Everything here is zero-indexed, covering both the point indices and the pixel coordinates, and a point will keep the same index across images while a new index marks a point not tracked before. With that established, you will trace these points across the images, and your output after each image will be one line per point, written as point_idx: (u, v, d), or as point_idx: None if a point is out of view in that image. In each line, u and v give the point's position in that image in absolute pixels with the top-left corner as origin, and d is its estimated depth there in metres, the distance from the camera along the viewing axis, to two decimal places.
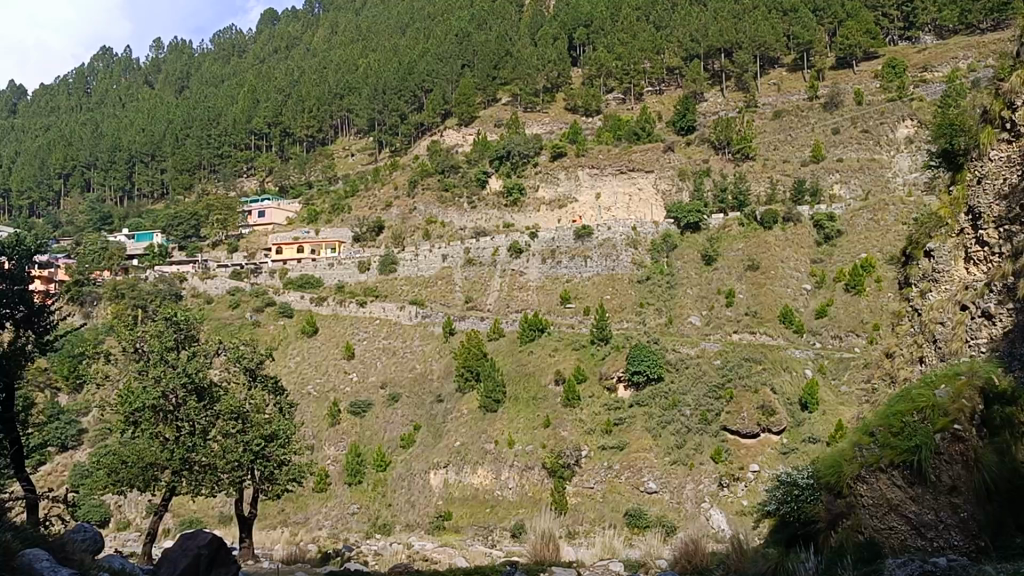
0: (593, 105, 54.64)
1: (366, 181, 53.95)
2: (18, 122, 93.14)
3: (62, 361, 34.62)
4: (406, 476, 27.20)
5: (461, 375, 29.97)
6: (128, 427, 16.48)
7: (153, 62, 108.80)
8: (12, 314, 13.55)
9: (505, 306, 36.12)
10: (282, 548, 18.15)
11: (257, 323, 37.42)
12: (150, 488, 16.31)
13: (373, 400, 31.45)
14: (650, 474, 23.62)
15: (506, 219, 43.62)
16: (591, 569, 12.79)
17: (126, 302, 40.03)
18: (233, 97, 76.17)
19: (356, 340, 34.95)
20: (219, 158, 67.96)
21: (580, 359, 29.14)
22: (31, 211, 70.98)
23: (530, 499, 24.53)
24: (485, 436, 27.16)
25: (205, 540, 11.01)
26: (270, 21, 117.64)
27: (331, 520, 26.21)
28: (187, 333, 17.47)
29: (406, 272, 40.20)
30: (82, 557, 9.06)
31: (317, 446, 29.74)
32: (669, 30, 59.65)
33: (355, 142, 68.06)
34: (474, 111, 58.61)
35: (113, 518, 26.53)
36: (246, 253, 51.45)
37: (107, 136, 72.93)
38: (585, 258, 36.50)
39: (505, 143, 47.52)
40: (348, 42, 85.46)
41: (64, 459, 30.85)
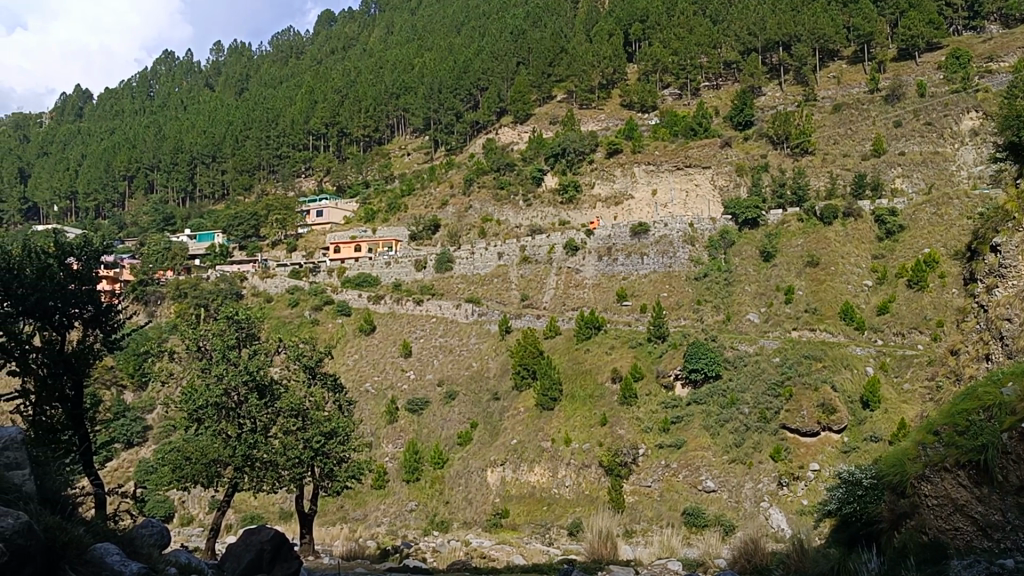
0: (649, 101, 54.28)
1: (422, 180, 54.27)
2: (85, 126, 95.35)
3: (127, 360, 35.41)
4: (463, 474, 27.30)
5: (517, 372, 29.98)
6: (192, 425, 16.76)
7: (213, 66, 110.55)
8: (81, 314, 13.91)
9: (561, 303, 36.10)
10: (342, 545, 18.37)
11: (316, 322, 37.93)
12: (212, 485, 16.57)
13: (430, 398, 31.65)
14: (708, 473, 23.44)
15: (562, 217, 43.59)
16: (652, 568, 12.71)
17: (189, 302, 40.78)
18: (291, 98, 77.07)
19: (413, 338, 35.17)
20: (278, 158, 68.83)
21: (636, 357, 28.97)
22: (97, 212, 72.60)
23: (587, 497, 24.48)
24: (541, 434, 27.16)
25: (268, 535, 11.19)
26: (327, 21, 118.87)
27: (389, 517, 26.45)
28: (249, 332, 17.70)
29: (462, 270, 40.37)
30: (150, 552, 9.25)
31: (376, 444, 30.04)
32: (726, 24, 59.08)
33: (412, 141, 68.50)
34: (529, 108, 58.61)
35: (178, 513, 27.09)
36: (304, 252, 52.13)
37: (170, 138, 74.29)
38: (642, 255, 36.31)
39: (561, 141, 47.50)
40: (404, 42, 86.06)
41: (129, 456, 31.55)
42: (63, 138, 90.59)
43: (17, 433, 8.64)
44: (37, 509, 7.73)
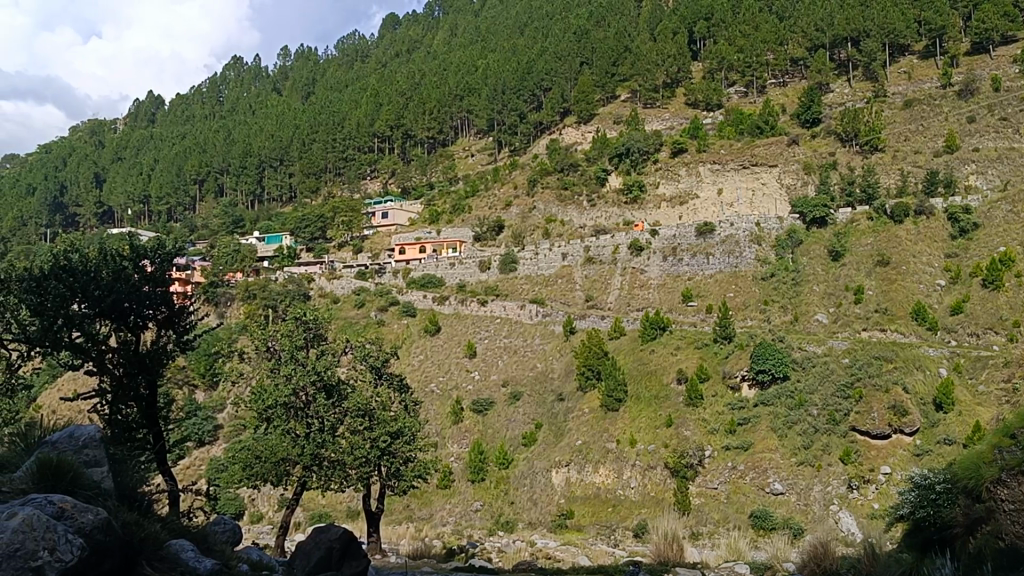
0: (714, 100, 53.79)
1: (486, 182, 54.50)
2: (157, 131, 97.55)
3: (199, 360, 36.14)
4: (528, 474, 27.32)
5: (582, 373, 29.88)
6: (261, 424, 17.01)
7: (281, 71, 112.26)
8: (155, 315, 14.22)
9: (626, 304, 35.94)
10: (408, 544, 18.52)
11: (381, 323, 38.29)
12: (281, 484, 16.77)
13: (495, 398, 31.72)
14: (776, 475, 23.15)
15: (626, 217, 43.41)
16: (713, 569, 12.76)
17: (258, 302, 41.43)
18: (356, 101, 77.91)
19: (478, 339, 35.27)
20: (344, 160, 69.63)
21: (702, 357, 28.70)
22: (169, 215, 74.13)
23: (652, 499, 24.32)
24: (607, 435, 27.06)
25: (336, 533, 11.33)
26: (392, 25, 120.01)
27: (455, 516, 26.60)
28: (317, 333, 17.92)
29: (527, 271, 40.45)
30: (224, 548, 9.43)
31: (442, 443, 30.21)
32: (793, 20, 58.31)
33: (476, 142, 68.83)
34: (593, 108, 58.50)
35: (248, 511, 27.53)
36: (370, 254, 52.68)
37: (239, 141, 75.57)
38: (708, 255, 35.97)
39: (625, 141, 47.32)
40: (468, 44, 86.50)
41: (201, 454, 32.18)
42: (137, 143, 92.78)
43: (95, 432, 8.86)
44: (116, 505, 7.92)
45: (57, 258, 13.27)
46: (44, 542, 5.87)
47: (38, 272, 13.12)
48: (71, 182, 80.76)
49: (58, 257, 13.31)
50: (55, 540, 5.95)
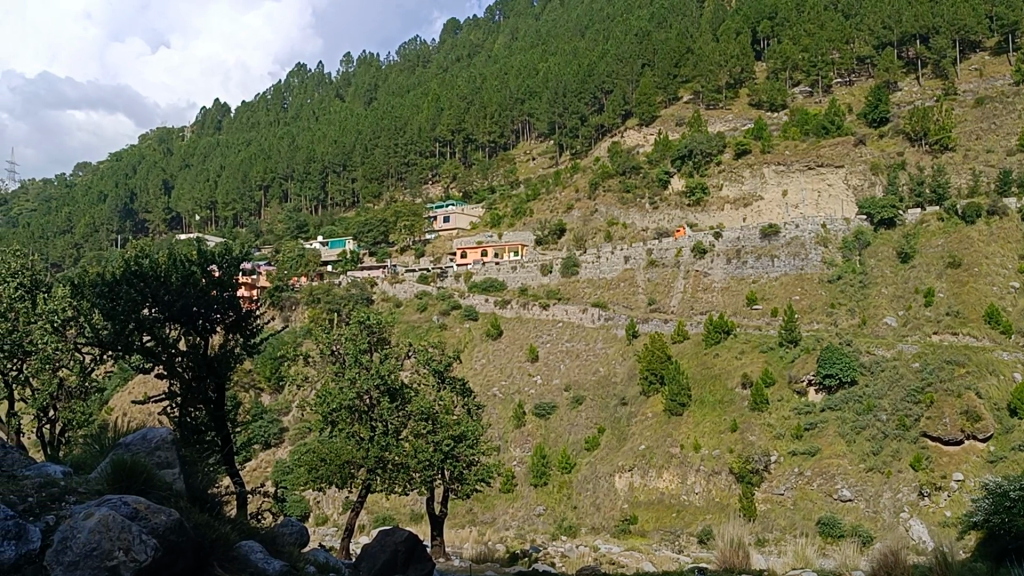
0: (778, 100, 53.10)
1: (547, 185, 54.51)
2: (223, 138, 99.30)
3: (264, 363, 36.66)
4: (591, 479, 27.22)
5: (645, 377, 29.63)
6: (326, 427, 17.14)
7: (343, 77, 113.49)
8: (223, 319, 14.34)
9: (689, 307, 35.66)
10: (471, 547, 18.54)
11: (444, 326, 38.50)
12: (346, 486, 16.83)
13: (558, 402, 31.62)
14: (844, 481, 22.75)
15: (689, 219, 43.19)
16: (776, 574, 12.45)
17: (323, 306, 41.89)
18: (418, 106, 78.51)
19: (540, 343, 35.22)
20: (406, 165, 70.16)
21: (767, 361, 28.32)
22: (235, 221, 75.31)
23: (717, 504, 24.06)
24: (670, 440, 26.81)
25: (401, 537, 11.46)
26: (453, 29, 120.73)
27: (518, 520, 26.62)
28: (380, 336, 18.02)
29: (588, 274, 40.40)
30: (291, 550, 9.51)
31: (504, 447, 30.26)
32: (859, 18, 57.41)
33: (537, 146, 68.96)
34: (655, 110, 58.17)
35: (313, 513, 27.83)
36: (432, 258, 52.99)
37: (302, 148, 76.55)
38: (773, 257, 35.49)
39: (687, 143, 47.01)
40: (529, 47, 86.65)
41: (267, 456, 32.63)
42: (204, 149, 94.55)
43: (167, 434, 8.97)
44: (188, 506, 8.01)
45: (129, 264, 13.55)
46: (119, 543, 5.94)
47: (111, 278, 13.41)
48: (140, 189, 82.56)
49: (130, 262, 13.58)
50: (130, 540, 6.01)
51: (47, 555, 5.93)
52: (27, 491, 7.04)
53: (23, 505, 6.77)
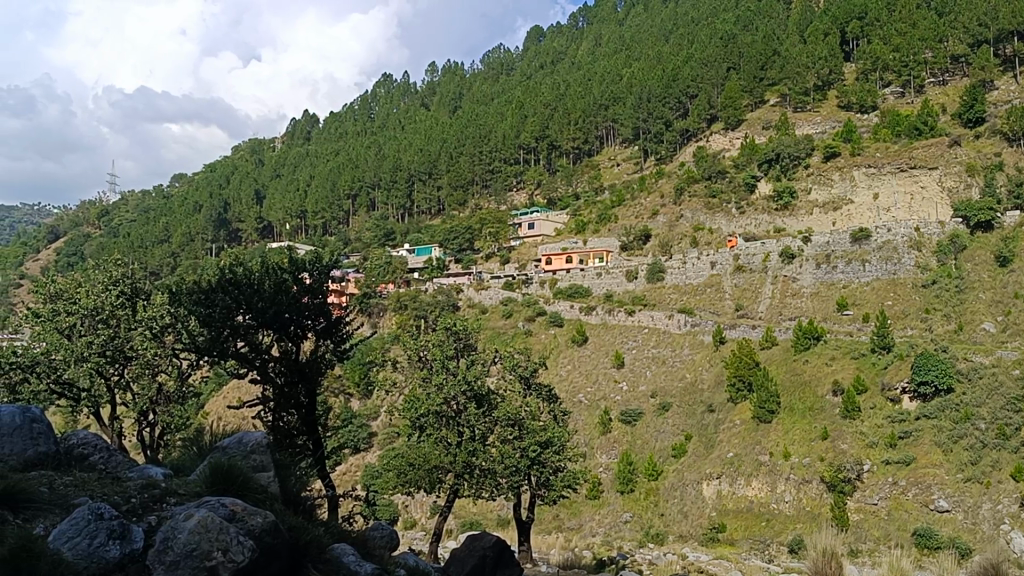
0: (869, 101, 52.01)
1: (633, 191, 54.39)
2: (312, 148, 101.41)
3: (353, 370, 37.30)
4: (678, 486, 26.97)
5: (733, 384, 29.24)
6: (414, 432, 17.37)
7: (428, 86, 114.88)
8: (314, 325, 14.60)
9: (777, 314, 35.12)
10: (559, 553, 18.57)
11: (529, 333, 38.76)
12: (434, 491, 16.96)
13: (644, 409, 31.44)
14: (941, 491, 22.12)
15: (777, 224, 42.72)
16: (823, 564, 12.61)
17: (410, 313, 42.44)
18: (502, 114, 79.06)
19: (625, 350, 35.09)
20: (491, 172, 70.73)
21: (859, 368, 27.69)
22: (324, 229, 76.59)
23: (808, 514, 23.66)
24: (759, 448, 26.41)
25: (489, 542, 11.89)
26: (536, 37, 121.28)
27: (604, 527, 26.55)
28: (467, 342, 18.15)
29: (674, 280, 40.24)
30: (383, 553, 9.64)
31: (590, 454, 30.23)
32: (953, 15, 55.97)
33: (622, 151, 68.89)
34: (741, 114, 57.53)
35: (401, 517, 28.22)
36: (517, 265, 53.28)
37: (388, 157, 77.63)
38: (864, 262, 34.77)
39: (775, 146, 46.61)
40: (612, 53, 86.64)
41: (357, 460, 33.14)
42: (293, 160, 96.53)
43: (262, 437, 9.19)
44: (282, 508, 8.16)
45: (225, 273, 14.01)
46: (218, 543, 6.06)
47: (207, 285, 13.91)
48: (233, 199, 84.70)
49: (227, 270, 14.05)
50: (228, 541, 6.13)
51: (150, 555, 6.15)
52: (131, 494, 7.36)
53: (127, 506, 7.06)
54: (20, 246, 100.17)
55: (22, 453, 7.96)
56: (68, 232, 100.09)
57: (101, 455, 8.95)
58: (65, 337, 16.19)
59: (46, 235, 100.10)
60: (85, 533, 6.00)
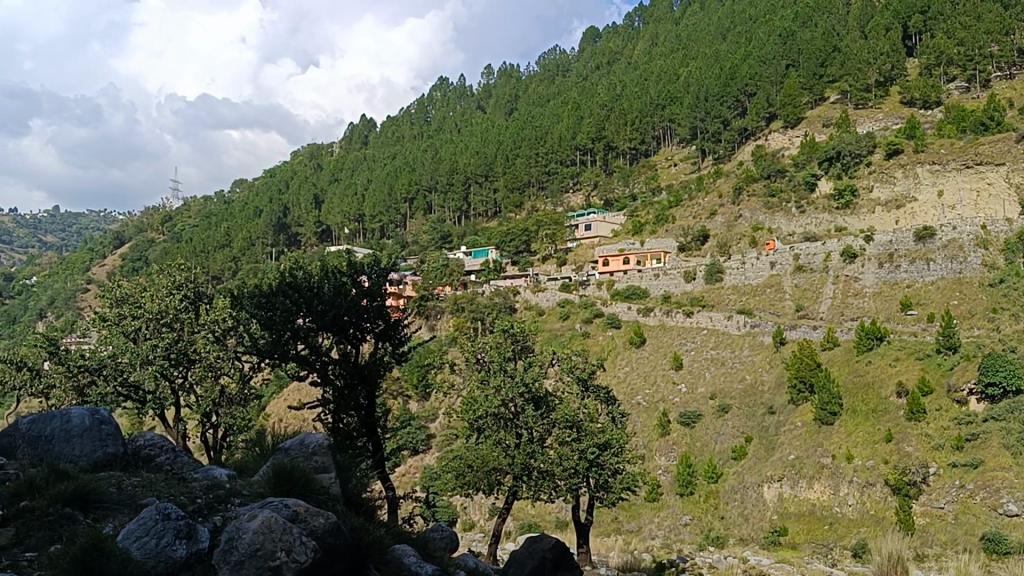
0: (932, 96, 51.01)
1: (690, 191, 54.06)
2: (369, 152, 102.34)
3: (412, 371, 37.60)
4: (739, 489, 26.68)
5: (794, 385, 28.85)
6: (473, 434, 17.47)
7: (485, 89, 115.27)
8: (373, 328, 14.60)
9: (839, 314, 34.63)
10: (618, 556, 18.51)
11: (587, 334, 38.72)
12: (493, 492, 17.00)
13: (704, 410, 31.15)
14: (1010, 495, 21.35)
15: (838, 223, 42.12)
16: (887, 569, 12.34)
17: (467, 315, 42.61)
18: (558, 116, 79.04)
19: (684, 351, 34.86)
20: (547, 174, 70.73)
21: (924, 368, 27.15)
22: (381, 233, 77.20)
23: (872, 518, 23.25)
24: (821, 450, 26.08)
25: (549, 544, 11.93)
26: (592, 38, 121.06)
27: (663, 530, 26.39)
28: (524, 344, 18.16)
29: (733, 280, 39.95)
30: (444, 555, 9.66)
31: (649, 456, 30.02)
32: (1019, 8, 54.70)
33: (679, 152, 68.60)
34: (800, 111, 56.94)
35: (460, 518, 28.35)
36: (574, 266, 53.25)
37: (445, 160, 77.99)
38: (929, 261, 34.06)
39: (836, 144, 46.10)
40: (668, 53, 86.19)
41: (416, 462, 33.29)
42: (351, 164, 97.46)
43: (323, 439, 9.29)
44: (344, 509, 8.21)
45: (285, 277, 14.18)
46: (281, 543, 6.09)
47: (269, 290, 14.12)
48: (293, 204, 85.79)
49: (287, 274, 14.23)
50: (291, 542, 6.15)
51: (216, 555, 6.24)
52: (197, 495, 7.49)
53: (193, 506, 7.20)
54: (88, 252, 102.52)
55: (92, 454, 8.14)
56: (133, 237, 102.22)
57: (168, 456, 9.10)
58: (130, 340, 16.51)
59: (111, 240, 102.26)
60: (153, 533, 6.12)
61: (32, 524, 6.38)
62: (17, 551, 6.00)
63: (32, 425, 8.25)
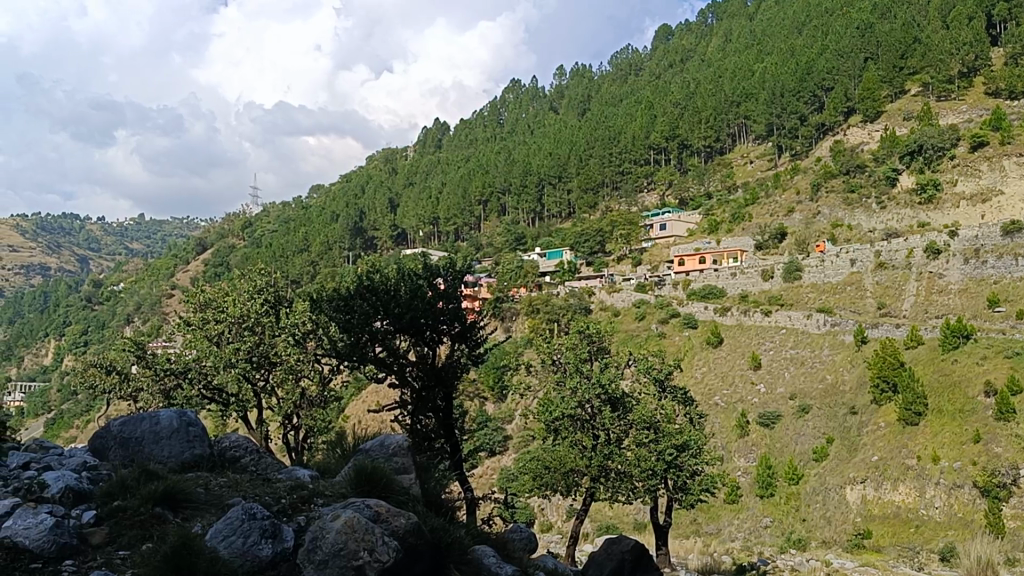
0: (1020, 86, 49.46)
1: (767, 189, 53.38)
2: (443, 156, 103.09)
3: (488, 374, 37.82)
4: (820, 491, 26.21)
5: (877, 385, 28.25)
6: (551, 436, 17.54)
7: (557, 89, 115.25)
8: (448, 330, 14.57)
9: (923, 312, 33.85)
10: (697, 558, 18.40)
11: (663, 335, 38.48)
12: (571, 493, 16.99)
13: (783, 411, 30.68)
14: None
15: (920, 218, 41.12)
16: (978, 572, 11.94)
17: (542, 316, 42.61)
18: (631, 115, 78.69)
19: (762, 351, 34.38)
20: (621, 174, 70.49)
21: (1014, 367, 26.30)
22: (456, 235, 77.58)
23: (960, 520, 22.64)
24: (906, 451, 25.50)
25: (628, 545, 11.88)
26: (665, 36, 120.37)
27: (744, 532, 26.06)
28: (600, 346, 18.09)
29: (812, 279, 39.34)
30: (523, 556, 9.66)
31: (728, 457, 29.69)
32: None
33: (755, 149, 67.81)
34: (880, 105, 55.83)
35: (538, 520, 28.41)
36: (649, 266, 52.93)
37: (518, 162, 78.16)
38: (1017, 256, 32.94)
39: (917, 137, 45.11)
40: (743, 48, 85.23)
41: (492, 463, 33.41)
42: (425, 168, 98.28)
43: (403, 440, 9.41)
44: (424, 509, 8.25)
45: (363, 280, 14.32)
46: (364, 543, 6.16)
47: (347, 294, 14.31)
48: (369, 208, 86.80)
49: (364, 277, 14.36)
50: (373, 542, 6.20)
51: (300, 554, 6.35)
52: (281, 495, 7.66)
53: (278, 506, 7.33)
54: (172, 258, 105.07)
55: (181, 455, 8.36)
56: (215, 244, 104.43)
57: (252, 457, 9.29)
58: (213, 345, 16.91)
59: (194, 247, 104.66)
60: (240, 532, 6.25)
61: (125, 523, 6.57)
62: (111, 550, 6.18)
63: (123, 427, 8.49)
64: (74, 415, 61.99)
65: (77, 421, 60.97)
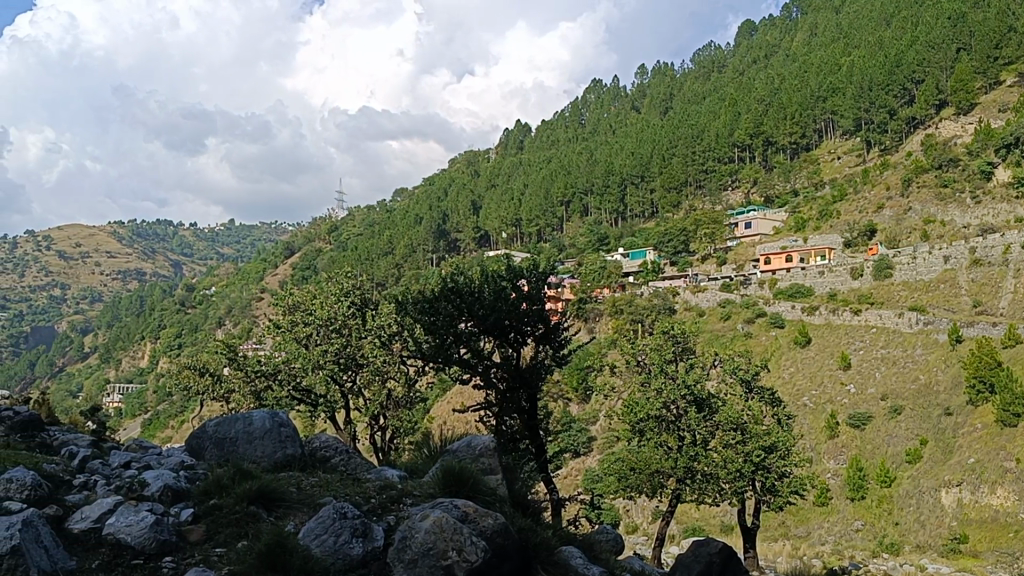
0: None
1: (855, 185, 52.47)
2: (525, 157, 103.30)
3: (572, 375, 37.82)
4: (914, 493, 25.58)
5: (973, 385, 27.39)
6: (636, 436, 17.51)
7: (639, 88, 114.59)
8: (532, 331, 14.46)
9: (1021, 309, 32.76)
10: (787, 561, 18.12)
11: (749, 335, 38.02)
12: (657, 495, 16.90)
13: (874, 412, 29.96)
14: None
15: (1017, 213, 39.85)
16: None
17: (626, 317, 42.36)
18: (715, 112, 77.87)
19: (851, 350, 33.65)
20: (705, 173, 69.77)
21: None
22: (538, 236, 77.59)
23: None
24: (1005, 453, 24.69)
25: (716, 548, 11.74)
26: (748, 32, 118.75)
27: (834, 536, 25.63)
28: (685, 346, 17.88)
29: (904, 276, 38.41)
30: (610, 557, 9.62)
31: (817, 459, 29.15)
32: None
33: (841, 144, 66.64)
34: (974, 97, 54.26)
35: (623, 521, 28.34)
36: (734, 265, 52.28)
37: (600, 162, 77.91)
38: None
39: (1013, 130, 43.81)
40: (830, 41, 83.57)
41: (577, 464, 33.48)
42: (507, 169, 98.62)
43: (490, 441, 9.49)
44: (511, 510, 8.29)
45: (446, 283, 14.45)
46: (452, 543, 6.19)
47: (432, 297, 14.44)
48: (451, 211, 87.42)
49: (447, 280, 14.46)
50: (461, 541, 6.23)
51: (390, 553, 6.44)
52: (371, 495, 7.78)
53: (368, 506, 7.46)
54: (261, 263, 107.38)
55: (273, 455, 8.52)
56: (302, 248, 106.30)
57: (342, 457, 9.43)
58: (303, 346, 17.24)
59: (283, 252, 106.77)
60: (331, 531, 6.38)
61: (220, 521, 6.74)
62: (208, 547, 6.34)
63: (217, 427, 8.74)
64: (170, 416, 63.77)
65: (173, 421, 62.80)
